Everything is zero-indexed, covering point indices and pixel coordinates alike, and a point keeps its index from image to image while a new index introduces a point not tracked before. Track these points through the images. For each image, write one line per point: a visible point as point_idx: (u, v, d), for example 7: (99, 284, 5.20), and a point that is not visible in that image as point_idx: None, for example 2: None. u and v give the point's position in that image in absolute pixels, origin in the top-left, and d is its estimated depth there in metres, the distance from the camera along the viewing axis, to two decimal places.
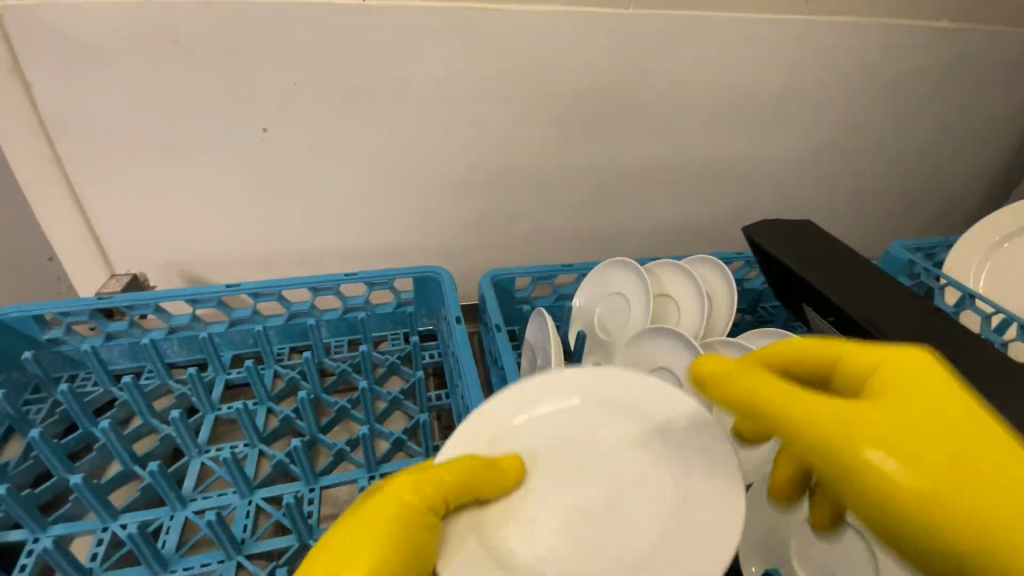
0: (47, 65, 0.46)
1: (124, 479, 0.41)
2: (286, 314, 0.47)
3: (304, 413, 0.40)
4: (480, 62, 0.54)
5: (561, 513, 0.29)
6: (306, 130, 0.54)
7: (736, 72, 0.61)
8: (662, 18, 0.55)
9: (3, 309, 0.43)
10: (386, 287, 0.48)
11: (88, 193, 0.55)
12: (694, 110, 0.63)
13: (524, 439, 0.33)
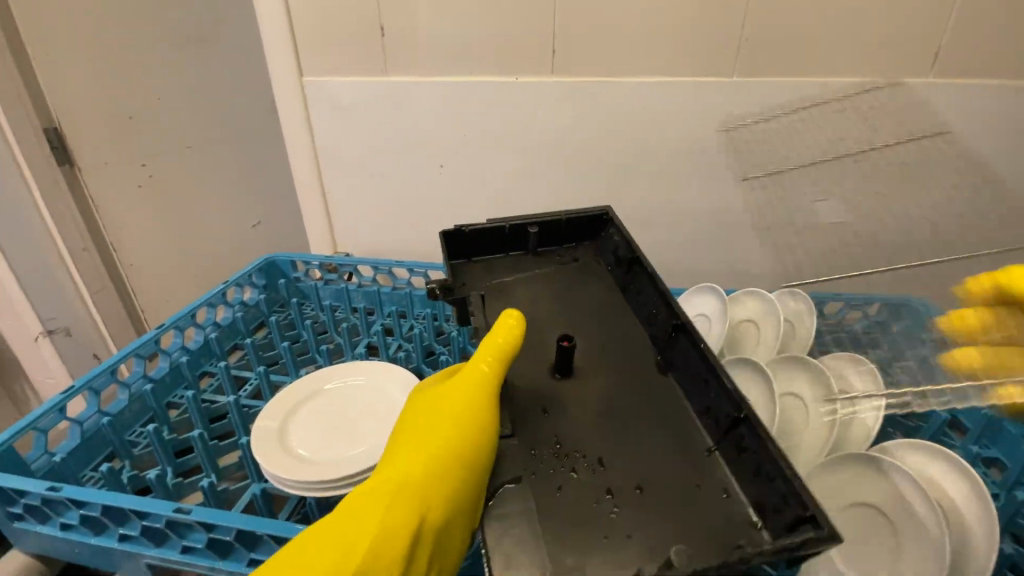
0: (323, 116, 0.75)
1: (309, 361, 0.59)
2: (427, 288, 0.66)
3: (417, 346, 0.58)
4: (595, 119, 0.70)
5: (316, 449, 0.43)
6: (467, 163, 0.77)
7: (836, 131, 0.67)
8: (754, 85, 0.65)
9: (278, 252, 0.67)
10: None
11: (328, 200, 0.83)
12: (793, 164, 0.70)
13: (310, 402, 0.48)
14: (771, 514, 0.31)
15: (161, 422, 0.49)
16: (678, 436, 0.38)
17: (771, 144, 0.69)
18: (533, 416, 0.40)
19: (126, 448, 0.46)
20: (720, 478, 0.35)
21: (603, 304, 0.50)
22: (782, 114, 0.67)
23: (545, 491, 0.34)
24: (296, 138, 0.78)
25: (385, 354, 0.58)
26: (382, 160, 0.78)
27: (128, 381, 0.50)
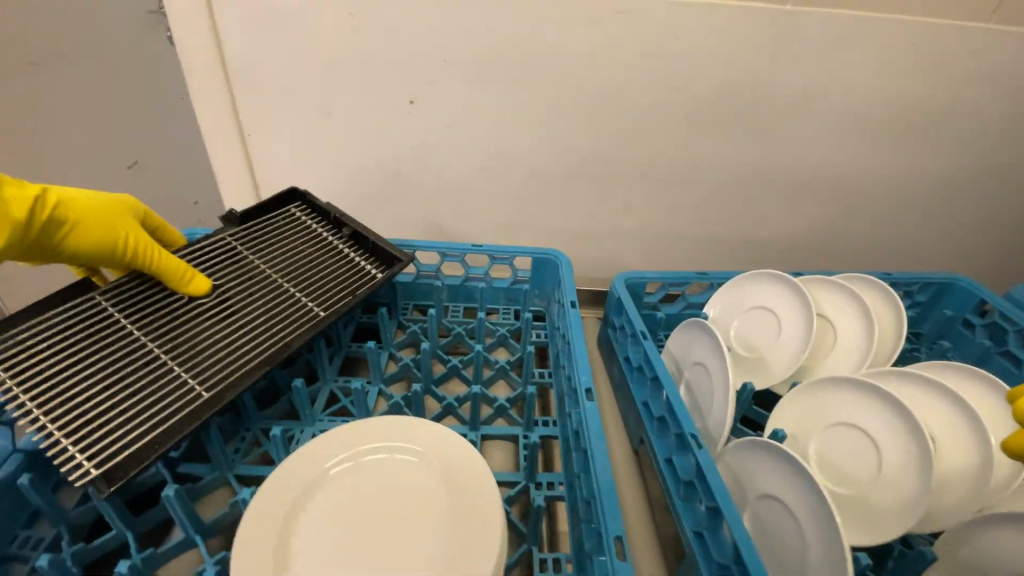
0: (236, 24, 0.53)
1: (268, 390, 0.43)
2: (415, 274, 0.49)
3: (424, 362, 0.42)
4: (617, 51, 0.55)
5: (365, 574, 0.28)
6: (445, 103, 0.59)
7: (891, 84, 0.57)
8: (816, 17, 0.52)
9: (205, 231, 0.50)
10: (506, 263, 0.48)
11: (255, 143, 0.62)
12: (836, 119, 0.59)
13: (332, 486, 0.33)
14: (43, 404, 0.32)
15: (54, 522, 0.33)
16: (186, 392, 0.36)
17: (815, 96, 0.58)
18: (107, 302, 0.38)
19: None
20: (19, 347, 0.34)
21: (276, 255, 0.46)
22: (837, 60, 0.55)
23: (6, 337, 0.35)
24: (193, 57, 0.54)
25: (377, 376, 0.42)
26: (327, 95, 0.58)
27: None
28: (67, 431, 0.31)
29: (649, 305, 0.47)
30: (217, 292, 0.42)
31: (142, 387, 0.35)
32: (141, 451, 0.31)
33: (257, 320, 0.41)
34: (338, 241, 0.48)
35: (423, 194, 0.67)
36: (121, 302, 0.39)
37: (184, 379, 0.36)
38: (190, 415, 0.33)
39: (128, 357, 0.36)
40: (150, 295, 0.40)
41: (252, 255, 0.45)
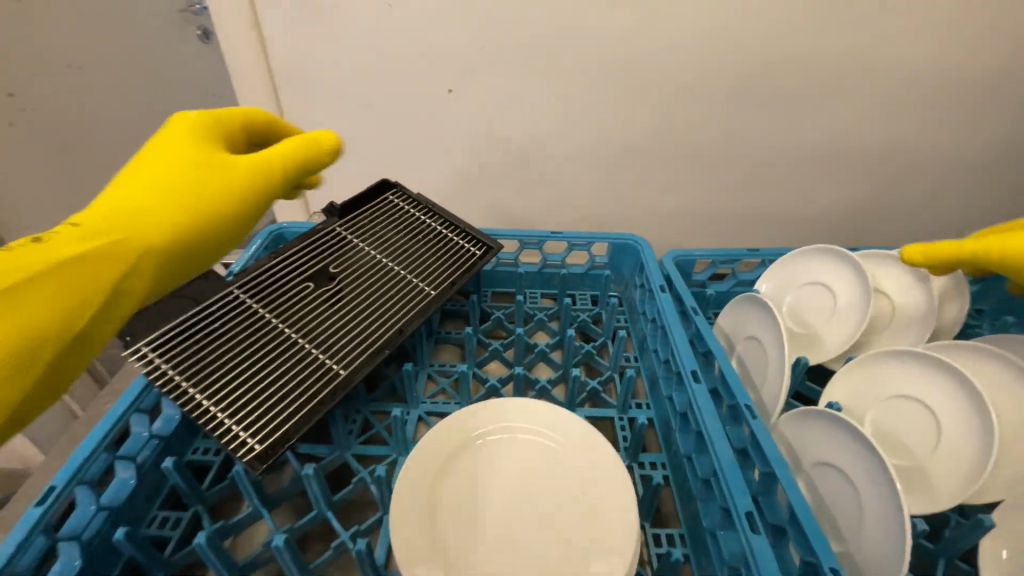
0: (279, 21, 0.54)
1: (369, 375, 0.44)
2: (494, 261, 0.50)
3: (518, 346, 0.42)
4: (655, 30, 0.54)
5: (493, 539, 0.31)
6: (482, 90, 0.59)
7: (946, 49, 0.54)
8: None
9: (285, 226, 0.53)
10: (584, 247, 0.48)
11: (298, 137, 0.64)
12: (887, 87, 0.57)
13: (472, 455, 0.35)
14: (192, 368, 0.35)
15: (192, 500, 0.37)
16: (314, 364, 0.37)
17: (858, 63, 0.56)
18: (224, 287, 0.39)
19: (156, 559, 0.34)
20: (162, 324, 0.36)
21: (370, 239, 0.46)
22: (891, 26, 0.53)
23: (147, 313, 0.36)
24: (242, 53, 0.56)
25: (473, 360, 0.43)
26: (367, 83, 0.59)
27: (131, 454, 0.36)
28: (219, 403, 0.34)
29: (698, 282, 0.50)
30: (333, 274, 0.43)
31: (278, 365, 0.37)
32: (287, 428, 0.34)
33: (372, 299, 0.42)
34: (434, 230, 0.48)
35: (460, 181, 0.68)
36: (251, 285, 0.40)
37: (316, 357, 0.37)
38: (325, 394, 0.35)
39: (261, 335, 0.38)
40: (272, 277, 0.41)
41: (358, 237, 0.46)
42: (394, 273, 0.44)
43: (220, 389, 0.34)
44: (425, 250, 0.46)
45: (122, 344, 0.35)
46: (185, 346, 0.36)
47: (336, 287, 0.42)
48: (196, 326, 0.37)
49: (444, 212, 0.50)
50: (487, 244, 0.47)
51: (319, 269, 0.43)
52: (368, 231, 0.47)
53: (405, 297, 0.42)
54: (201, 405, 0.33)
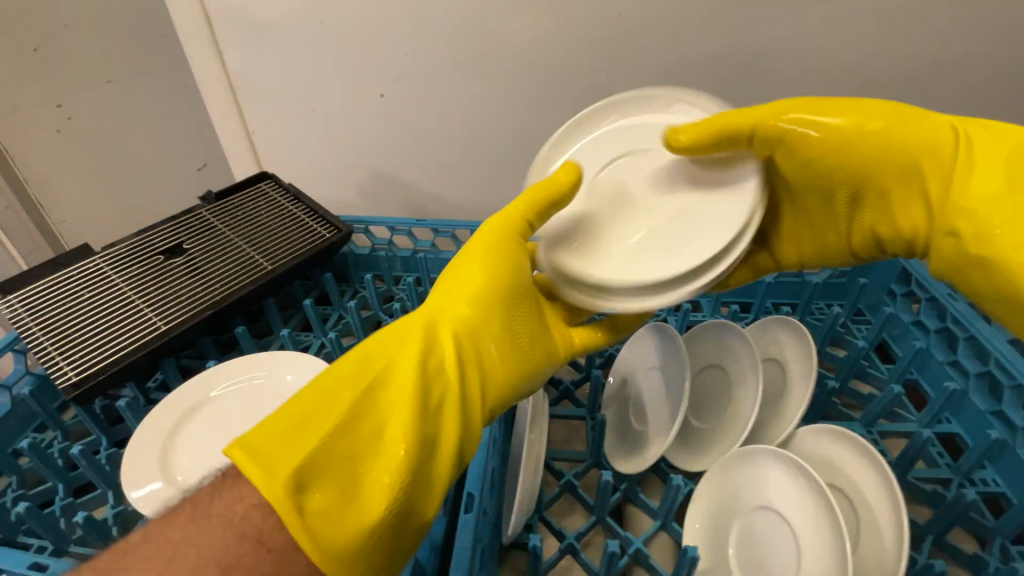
0: (234, 40, 0.64)
1: None
2: (370, 246, 0.57)
3: (353, 317, 0.50)
4: (557, 33, 0.60)
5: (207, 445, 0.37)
6: (412, 94, 0.67)
7: (833, 44, 0.58)
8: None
9: None
10: (447, 234, 0.58)
11: (261, 142, 0.73)
12: (782, 85, 0.61)
13: None
14: (43, 316, 0.40)
15: (53, 427, 0.41)
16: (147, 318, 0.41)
17: (762, 58, 0.60)
18: (87, 250, 0.45)
19: (6, 464, 0.39)
20: (31, 281, 0.42)
21: (234, 218, 0.50)
22: (773, 24, 0.57)
23: (30, 271, 0.42)
24: (208, 70, 0.66)
25: (319, 330, 0.50)
26: (311, 91, 0.67)
27: (7, 384, 0.41)
28: (54, 347, 0.38)
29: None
30: (186, 250, 0.46)
31: (110, 318, 0.40)
32: (106, 368, 0.38)
33: (219, 267, 0.46)
34: (296, 213, 0.52)
35: (407, 180, 0.75)
36: (111, 254, 0.44)
37: (147, 314, 0.41)
38: (144, 344, 0.39)
39: (108, 289, 0.42)
40: (133, 248, 0.45)
41: (219, 220, 0.50)
42: (246, 247, 0.48)
43: (58, 334, 0.39)
44: (282, 231, 0.50)
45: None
46: (39, 303, 0.40)
47: (189, 254, 0.46)
48: (52, 288, 0.42)
49: (309, 198, 0.54)
50: (340, 227, 0.51)
51: (181, 237, 0.47)
52: (232, 211, 0.51)
53: (249, 268, 0.46)
54: (42, 348, 0.38)
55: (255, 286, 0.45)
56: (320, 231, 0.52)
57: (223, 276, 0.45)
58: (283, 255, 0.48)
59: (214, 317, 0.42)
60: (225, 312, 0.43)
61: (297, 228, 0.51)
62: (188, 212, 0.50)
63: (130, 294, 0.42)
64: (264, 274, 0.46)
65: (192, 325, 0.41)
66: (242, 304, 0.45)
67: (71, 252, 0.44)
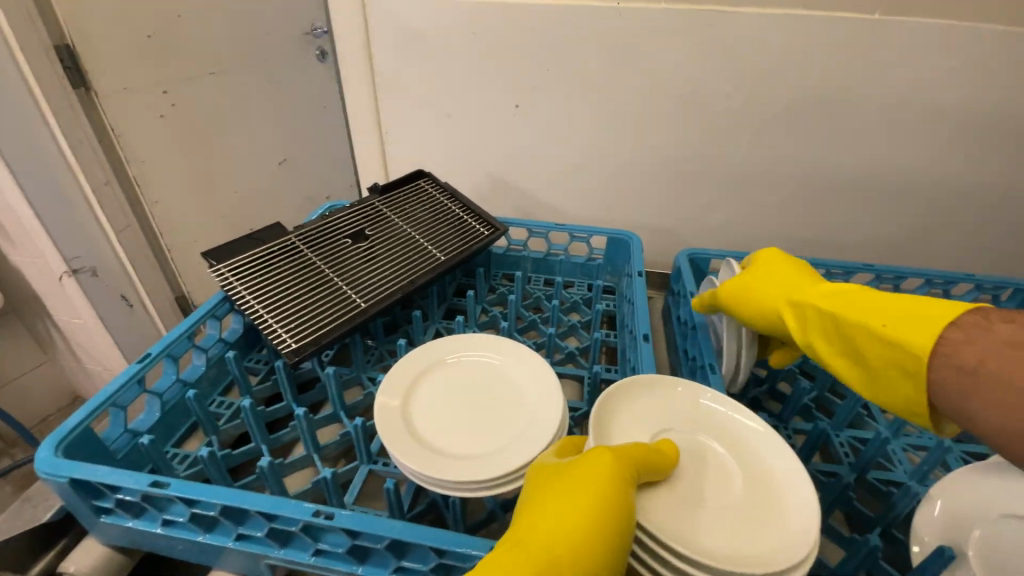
0: (386, 42, 0.67)
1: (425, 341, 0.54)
2: (506, 247, 0.60)
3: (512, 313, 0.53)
4: (697, 60, 0.64)
5: (423, 409, 0.38)
6: (544, 107, 0.70)
7: (965, 89, 0.61)
8: (885, 26, 0.58)
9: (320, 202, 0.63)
10: (585, 240, 0.60)
11: (387, 140, 0.76)
12: (906, 123, 0.64)
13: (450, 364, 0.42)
14: (257, 285, 0.42)
15: (242, 392, 0.43)
16: (344, 296, 0.44)
17: (894, 98, 0.63)
18: (283, 228, 0.47)
19: (211, 422, 0.40)
20: (240, 250, 0.44)
21: (401, 209, 0.53)
22: (908, 66, 0.61)
23: (236, 241, 0.45)
24: (354, 69, 0.70)
25: (474, 321, 0.53)
26: (448, 96, 0.71)
27: (204, 346, 0.43)
28: (269, 314, 0.41)
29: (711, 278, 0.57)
30: (368, 236, 0.49)
31: (316, 295, 0.43)
32: (321, 337, 0.40)
33: (399, 255, 0.48)
34: (455, 209, 0.55)
35: (521, 188, 0.78)
36: (302, 233, 0.47)
37: (348, 293, 0.44)
38: (350, 319, 0.42)
39: (307, 267, 0.45)
40: (321, 230, 0.48)
41: (391, 211, 0.52)
42: (418, 239, 0.51)
43: (271, 303, 0.41)
44: (445, 227, 0.53)
45: (208, 266, 0.42)
46: (249, 272, 0.43)
47: (370, 240, 0.49)
48: (257, 259, 0.44)
49: (463, 197, 0.56)
50: (497, 225, 0.54)
51: (362, 224, 0.50)
52: (400, 204, 0.54)
53: (424, 258, 0.49)
54: (259, 313, 0.40)
55: (432, 274, 0.48)
56: (478, 228, 0.54)
57: (403, 264, 0.48)
58: (453, 248, 0.51)
59: (399, 302, 0.45)
60: (408, 299, 0.46)
61: (457, 224, 0.54)
62: (362, 201, 0.52)
63: (328, 273, 0.45)
64: (439, 264, 0.48)
65: (385, 306, 0.43)
66: (421, 291, 0.47)
67: (267, 227, 0.47)
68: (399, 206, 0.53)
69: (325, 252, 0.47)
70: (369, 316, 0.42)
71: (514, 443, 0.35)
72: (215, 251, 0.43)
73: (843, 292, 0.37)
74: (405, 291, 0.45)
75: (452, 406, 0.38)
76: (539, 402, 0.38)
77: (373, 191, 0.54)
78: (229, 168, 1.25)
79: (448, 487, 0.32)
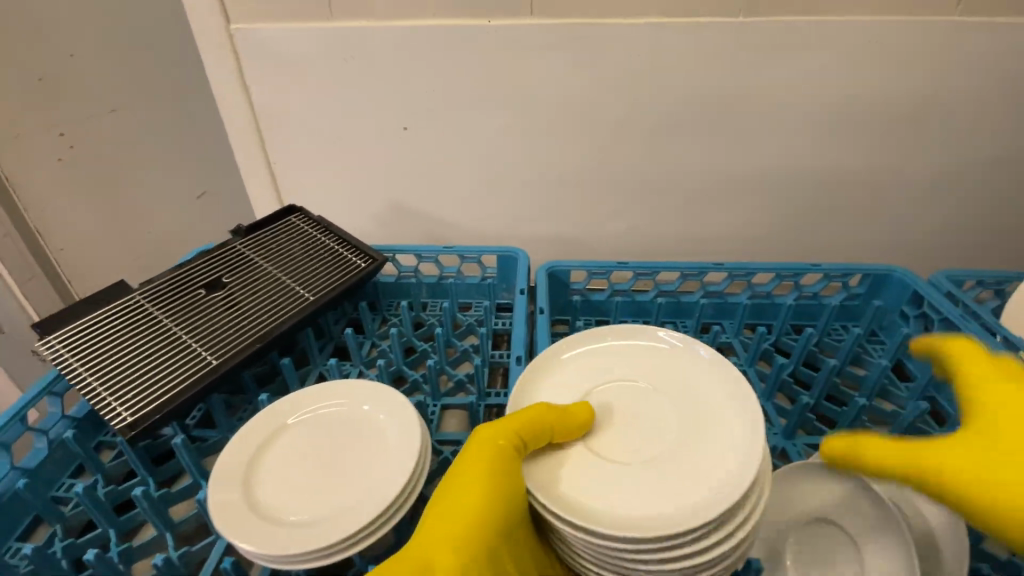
0: (261, 71, 0.65)
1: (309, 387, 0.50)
2: (396, 276, 0.58)
3: (395, 343, 0.50)
4: (578, 72, 0.63)
5: (268, 486, 0.34)
6: (434, 127, 0.69)
7: (837, 83, 0.62)
8: (750, 27, 0.59)
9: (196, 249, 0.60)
10: (474, 260, 0.58)
11: (279, 170, 0.74)
12: (788, 118, 0.65)
13: (300, 420, 0.38)
14: (94, 354, 0.40)
15: (92, 471, 0.40)
16: (195, 353, 0.42)
17: (773, 95, 0.64)
18: (128, 286, 0.45)
19: (52, 511, 0.37)
20: (75, 317, 0.42)
21: (268, 250, 0.51)
22: (780, 64, 0.61)
23: (70, 308, 0.42)
24: (233, 102, 0.68)
25: (358, 358, 0.50)
26: (335, 123, 0.69)
27: (43, 428, 0.40)
28: (104, 385, 0.38)
29: (578, 291, 0.55)
30: (226, 284, 0.47)
31: (159, 357, 0.41)
32: (162, 403, 0.38)
33: (262, 300, 0.46)
34: (328, 242, 0.53)
35: (424, 209, 0.76)
36: (151, 290, 0.45)
37: (197, 349, 0.42)
38: (198, 379, 0.39)
39: (154, 328, 0.42)
40: (172, 284, 0.46)
41: (256, 253, 0.50)
42: (284, 279, 0.48)
43: (108, 373, 0.39)
44: (317, 263, 0.51)
45: (36, 339, 0.40)
46: (83, 340, 0.40)
47: (230, 288, 0.47)
48: (94, 326, 0.41)
49: (337, 228, 0.54)
50: (373, 256, 0.52)
51: (221, 272, 0.48)
52: (266, 244, 0.51)
53: (289, 301, 0.47)
54: (91, 385, 0.38)
55: (297, 317, 0.45)
56: (353, 259, 0.52)
57: (265, 309, 0.46)
58: (324, 285, 0.49)
59: (258, 353, 0.43)
60: (269, 347, 0.43)
61: (330, 258, 0.52)
62: (222, 245, 0.50)
63: (177, 330, 0.43)
64: (305, 305, 0.46)
65: (239, 359, 0.41)
66: (285, 336, 0.45)
67: (110, 288, 0.44)
68: (265, 247, 0.51)
69: (177, 307, 0.44)
70: (220, 373, 0.40)
71: (367, 497, 0.32)
72: (47, 321, 0.41)
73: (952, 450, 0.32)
74: (264, 340, 0.43)
75: (304, 469, 0.35)
76: (396, 445, 0.35)
77: (237, 234, 0.52)
78: (145, 205, 1.21)
79: (292, 558, 0.30)
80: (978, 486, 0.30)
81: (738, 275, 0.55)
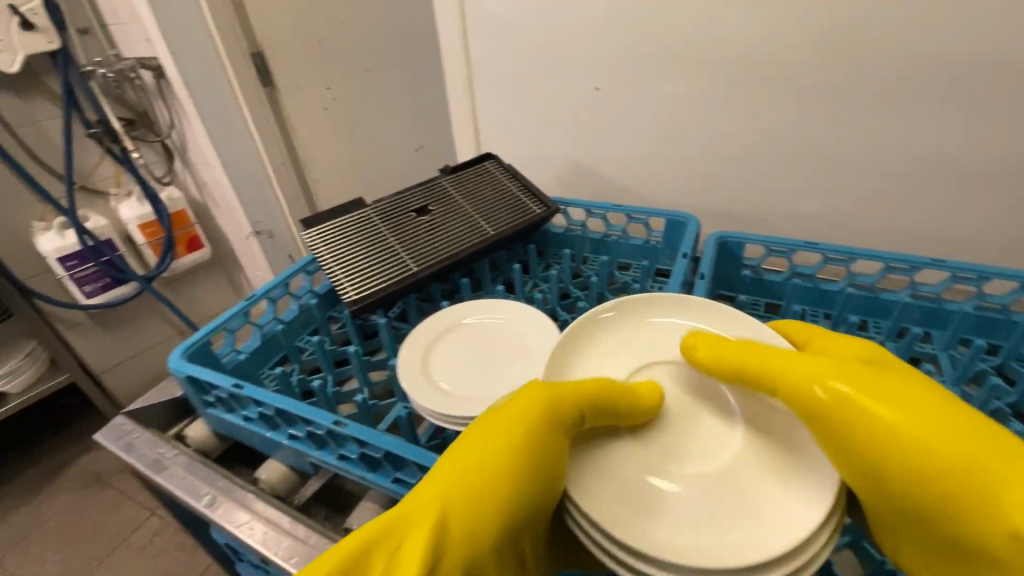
0: (478, 31, 0.74)
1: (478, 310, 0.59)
2: (565, 227, 0.63)
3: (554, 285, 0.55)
4: (788, 31, 0.57)
5: (437, 363, 0.43)
6: (621, 87, 0.70)
7: None
8: None
9: None
10: (642, 221, 0.59)
11: (481, 121, 0.84)
12: None
13: (467, 326, 0.47)
14: (337, 247, 0.53)
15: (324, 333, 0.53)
16: (401, 260, 0.52)
17: None
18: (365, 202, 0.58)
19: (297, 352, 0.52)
20: (328, 219, 0.55)
21: (466, 188, 0.60)
22: None
23: (326, 212, 0.56)
24: (453, 59, 0.78)
25: (520, 292, 0.57)
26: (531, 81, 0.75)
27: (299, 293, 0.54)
28: (341, 270, 0.51)
29: (749, 266, 0.54)
30: (431, 212, 0.57)
31: (375, 258, 0.52)
32: (375, 292, 0.49)
33: (455, 228, 0.55)
34: (514, 188, 0.60)
35: (603, 167, 0.78)
36: (379, 207, 0.57)
37: (401, 257, 0.52)
38: (400, 280, 0.50)
39: (378, 236, 0.54)
40: (392, 204, 0.57)
41: (456, 190, 0.60)
42: (474, 215, 0.57)
43: (343, 262, 0.51)
44: (502, 204, 0.58)
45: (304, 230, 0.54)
46: (331, 235, 0.54)
47: (432, 215, 0.57)
48: (339, 227, 0.55)
49: (523, 177, 0.61)
50: (549, 205, 0.57)
51: (428, 201, 0.58)
52: (465, 184, 0.60)
53: (474, 233, 0.55)
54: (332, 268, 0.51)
55: (479, 247, 0.53)
56: (532, 205, 0.58)
57: (457, 236, 0.54)
58: (504, 224, 0.56)
59: (445, 269, 0.52)
60: (454, 266, 0.52)
61: (513, 202, 0.58)
62: (432, 180, 0.60)
63: (391, 241, 0.54)
64: (486, 238, 0.54)
65: (431, 271, 0.51)
66: (468, 261, 0.53)
67: (352, 201, 0.57)
68: (463, 186, 0.60)
69: (393, 223, 0.56)
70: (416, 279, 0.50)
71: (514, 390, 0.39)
72: (311, 219, 0.55)
73: (926, 415, 0.29)
74: (451, 261, 0.52)
75: (466, 358, 0.43)
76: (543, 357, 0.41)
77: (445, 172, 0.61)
78: (372, 150, 1.45)
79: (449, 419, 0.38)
80: (918, 433, 0.28)
81: (961, 279, 0.47)
